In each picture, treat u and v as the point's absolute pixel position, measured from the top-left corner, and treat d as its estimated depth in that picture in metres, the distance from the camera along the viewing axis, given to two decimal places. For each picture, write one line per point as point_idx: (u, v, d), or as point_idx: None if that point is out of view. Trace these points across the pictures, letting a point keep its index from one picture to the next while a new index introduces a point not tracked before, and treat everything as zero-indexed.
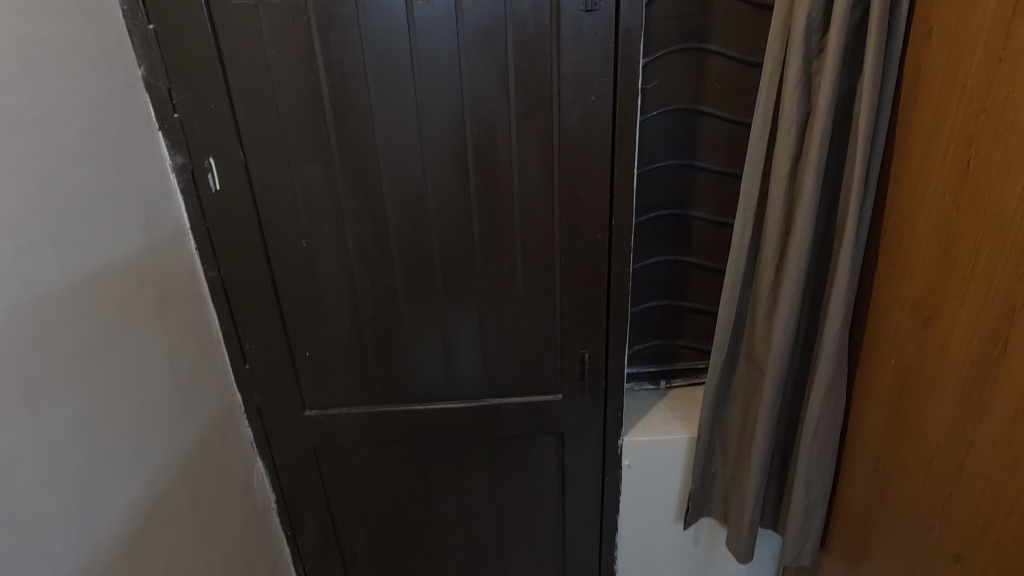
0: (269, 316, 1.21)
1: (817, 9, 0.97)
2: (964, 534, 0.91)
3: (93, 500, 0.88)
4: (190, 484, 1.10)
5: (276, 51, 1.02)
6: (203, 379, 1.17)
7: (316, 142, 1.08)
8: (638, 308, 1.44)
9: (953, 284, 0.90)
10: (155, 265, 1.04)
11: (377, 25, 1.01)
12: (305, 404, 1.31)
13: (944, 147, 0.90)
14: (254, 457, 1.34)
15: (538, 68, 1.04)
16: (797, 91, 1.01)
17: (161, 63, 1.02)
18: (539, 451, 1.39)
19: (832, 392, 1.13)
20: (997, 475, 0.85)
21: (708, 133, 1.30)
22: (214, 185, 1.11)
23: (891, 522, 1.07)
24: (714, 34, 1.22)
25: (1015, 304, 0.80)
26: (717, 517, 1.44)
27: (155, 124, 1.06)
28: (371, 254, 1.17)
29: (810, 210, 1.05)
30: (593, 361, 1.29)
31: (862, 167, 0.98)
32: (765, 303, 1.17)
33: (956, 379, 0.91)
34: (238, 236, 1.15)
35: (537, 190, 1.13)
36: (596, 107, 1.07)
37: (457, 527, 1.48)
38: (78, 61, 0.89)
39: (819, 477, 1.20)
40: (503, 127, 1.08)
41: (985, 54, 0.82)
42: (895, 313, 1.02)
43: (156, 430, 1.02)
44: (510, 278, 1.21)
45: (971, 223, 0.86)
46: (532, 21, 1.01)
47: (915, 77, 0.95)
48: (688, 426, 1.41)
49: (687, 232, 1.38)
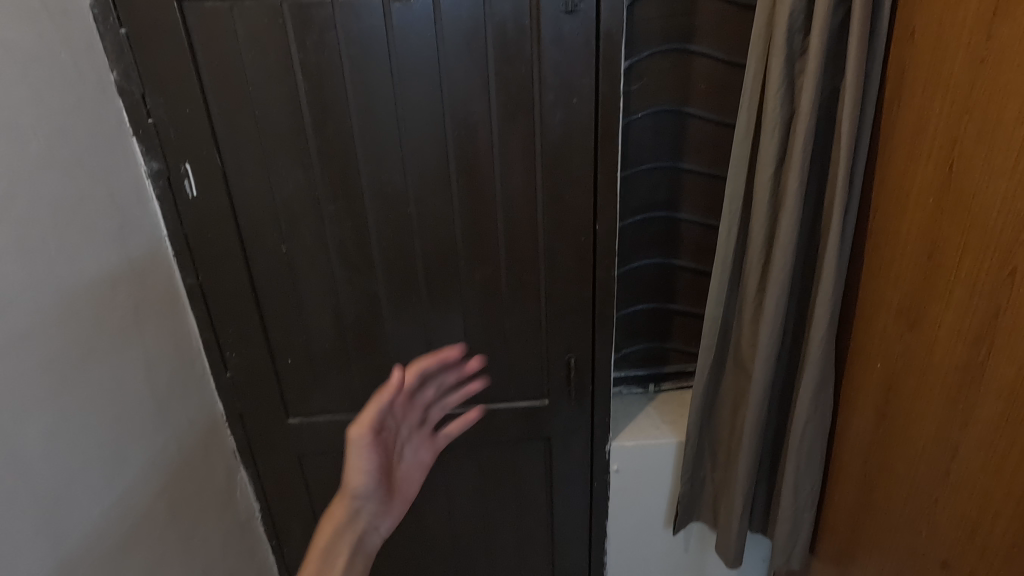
0: (250, 322, 1.19)
1: (799, 10, 0.96)
2: (951, 538, 0.90)
3: (63, 514, 0.85)
4: (169, 495, 1.08)
5: (252, 54, 1.00)
6: (182, 390, 1.15)
7: (295, 145, 1.07)
8: (625, 311, 1.43)
9: (938, 287, 0.89)
10: (130, 275, 1.03)
11: (355, 27, 0.99)
12: (289, 412, 1.29)
13: (928, 148, 0.89)
14: (237, 465, 1.32)
15: (519, 70, 1.03)
16: (780, 92, 1.00)
17: (134, 66, 1.00)
18: (526, 457, 1.38)
19: (819, 395, 1.12)
20: (983, 478, 0.84)
21: (694, 135, 1.28)
22: (190, 191, 1.09)
23: (879, 527, 1.06)
24: (697, 35, 1.21)
25: (1000, 307, 0.79)
26: (707, 521, 1.43)
27: (129, 130, 1.04)
28: (353, 259, 1.16)
29: (795, 212, 1.04)
30: (579, 366, 1.28)
31: (846, 168, 0.97)
32: (751, 306, 1.16)
33: (943, 382, 0.90)
34: (216, 243, 1.13)
35: (521, 193, 1.12)
36: (578, 109, 1.06)
37: (445, 533, 1.46)
38: (45, 65, 0.87)
39: (808, 480, 1.19)
40: (484, 129, 1.07)
41: (967, 54, 0.81)
42: (881, 315, 1.01)
43: (131, 442, 1.00)
44: (494, 282, 1.19)
45: (955, 225, 0.85)
46: (512, 23, 1.00)
47: (898, 78, 0.94)
48: (677, 430, 1.40)
49: (674, 234, 1.37)
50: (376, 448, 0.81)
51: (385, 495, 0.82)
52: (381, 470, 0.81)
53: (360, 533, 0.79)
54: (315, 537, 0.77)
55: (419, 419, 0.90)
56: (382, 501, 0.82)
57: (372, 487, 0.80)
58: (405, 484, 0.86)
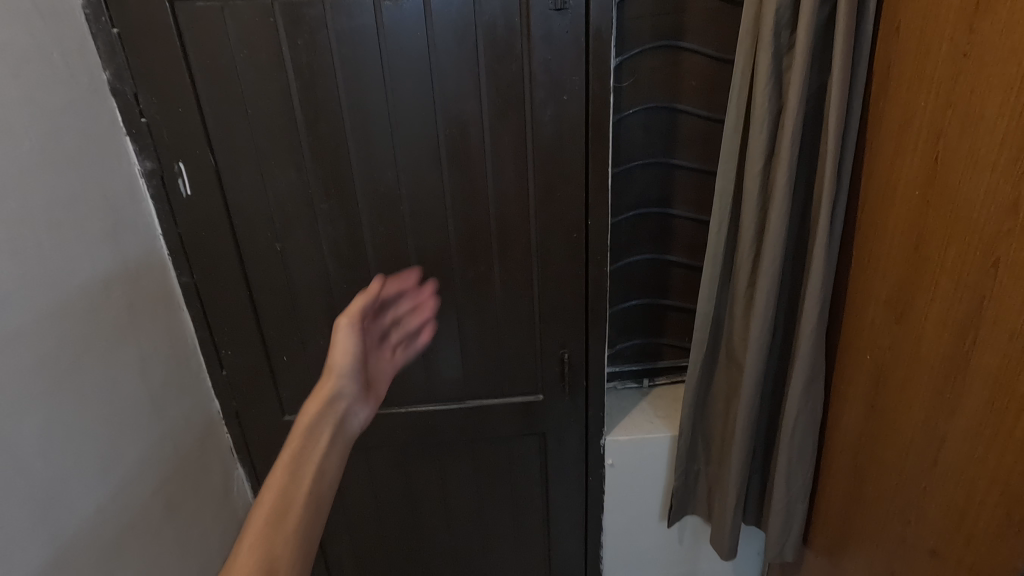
0: (245, 321, 1.20)
1: (785, 6, 0.97)
2: (939, 528, 0.92)
3: (59, 511, 0.86)
4: (165, 492, 1.09)
5: (244, 54, 1.01)
6: (178, 389, 1.16)
7: (288, 144, 1.07)
8: (618, 307, 1.44)
9: (924, 280, 0.90)
10: (125, 275, 1.03)
11: (346, 26, 1.00)
12: (285, 410, 1.30)
13: (914, 142, 0.90)
14: (233, 463, 1.33)
15: (509, 68, 1.04)
16: (768, 88, 1.01)
17: (126, 67, 1.01)
18: (521, 452, 1.39)
19: (810, 388, 1.13)
20: (969, 468, 0.85)
21: (686, 131, 1.29)
22: (184, 191, 1.09)
23: (870, 518, 1.08)
24: (687, 32, 1.22)
25: (984, 298, 0.80)
26: (701, 515, 1.44)
27: (122, 130, 1.05)
28: (346, 258, 1.16)
29: (784, 207, 1.05)
30: (573, 361, 1.28)
31: (835, 162, 0.98)
32: (743, 300, 1.17)
33: (930, 373, 0.91)
34: (210, 242, 1.13)
35: (512, 190, 1.13)
36: (569, 107, 1.07)
37: (441, 529, 1.47)
38: (36, 65, 0.88)
39: (801, 473, 1.20)
40: (476, 127, 1.07)
41: (951, 49, 0.82)
42: (869, 309, 1.03)
43: (127, 440, 1.01)
44: (488, 279, 1.20)
45: (940, 218, 0.86)
46: (502, 21, 1.01)
47: (885, 73, 0.95)
48: (671, 425, 1.41)
49: (666, 230, 1.38)
50: (358, 334, 0.87)
51: (364, 388, 0.83)
52: (362, 355, 0.86)
53: (342, 416, 0.78)
54: (304, 408, 0.76)
55: (381, 335, 0.95)
56: (360, 391, 0.82)
57: (356, 375, 0.83)
58: (379, 380, 0.88)
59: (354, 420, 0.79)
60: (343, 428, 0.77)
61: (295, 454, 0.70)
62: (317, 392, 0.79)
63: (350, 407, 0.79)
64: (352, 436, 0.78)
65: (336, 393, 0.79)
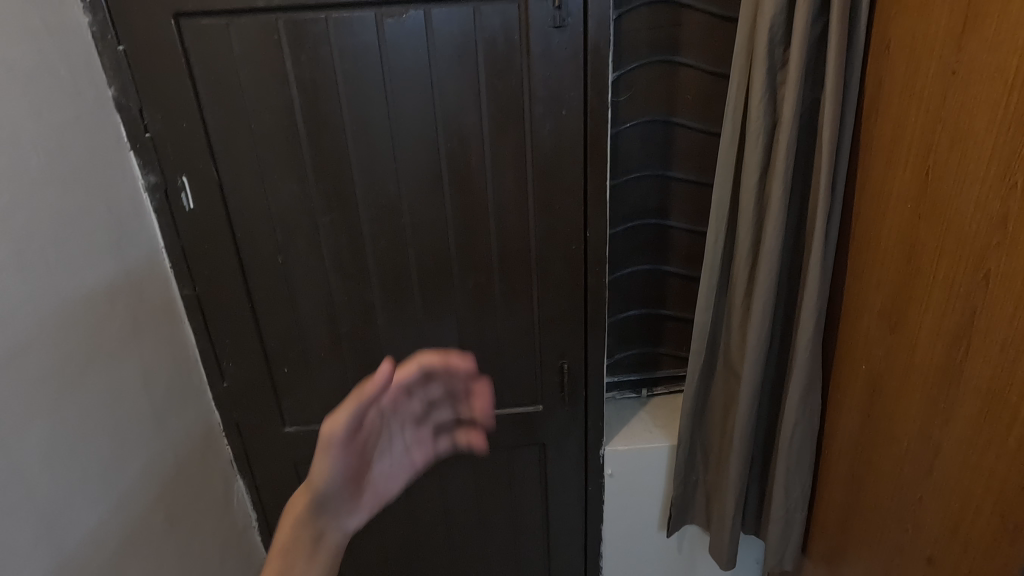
0: (246, 332, 1.21)
1: (779, 24, 0.99)
2: (936, 536, 0.93)
3: (62, 523, 0.86)
4: (166, 504, 1.09)
5: (248, 69, 1.02)
6: (180, 401, 1.16)
7: (291, 158, 1.08)
8: (617, 317, 1.45)
9: (917, 290, 0.92)
10: (128, 288, 1.04)
11: (348, 42, 1.02)
12: (285, 421, 1.30)
13: (905, 156, 0.92)
14: (233, 474, 1.33)
15: (509, 83, 1.05)
16: (762, 102, 1.03)
17: (131, 82, 1.02)
18: (521, 462, 1.40)
19: (808, 397, 1.14)
20: (963, 476, 0.87)
21: (682, 143, 1.31)
22: (187, 204, 1.10)
23: (867, 526, 1.09)
24: (683, 47, 1.24)
25: (976, 308, 0.82)
26: (700, 524, 1.44)
27: (127, 144, 1.06)
28: (348, 269, 1.17)
29: (780, 218, 1.06)
30: (572, 371, 1.29)
31: (828, 175, 1.00)
32: (739, 310, 1.18)
33: (924, 382, 0.92)
34: (213, 254, 1.14)
35: (512, 203, 1.14)
36: (568, 120, 1.08)
37: (442, 538, 1.47)
38: (44, 82, 0.89)
39: (799, 481, 1.21)
40: (476, 140, 1.09)
41: (939, 66, 0.85)
42: (864, 318, 1.04)
43: (130, 453, 1.01)
44: (487, 290, 1.21)
45: (932, 230, 0.88)
46: (502, 37, 1.03)
47: (876, 87, 0.97)
48: (670, 434, 1.42)
49: (664, 241, 1.39)
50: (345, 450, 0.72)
51: (353, 492, 0.74)
52: (350, 472, 0.73)
53: (324, 531, 0.72)
54: (283, 518, 0.73)
55: (416, 415, 0.80)
56: (348, 501, 0.73)
57: (339, 486, 0.72)
58: (382, 479, 0.77)
59: (336, 535, 0.73)
60: (327, 540, 0.72)
61: (286, 544, 0.71)
62: (292, 505, 0.73)
63: (336, 517, 0.73)
64: (341, 546, 0.74)
65: (320, 503, 0.72)
